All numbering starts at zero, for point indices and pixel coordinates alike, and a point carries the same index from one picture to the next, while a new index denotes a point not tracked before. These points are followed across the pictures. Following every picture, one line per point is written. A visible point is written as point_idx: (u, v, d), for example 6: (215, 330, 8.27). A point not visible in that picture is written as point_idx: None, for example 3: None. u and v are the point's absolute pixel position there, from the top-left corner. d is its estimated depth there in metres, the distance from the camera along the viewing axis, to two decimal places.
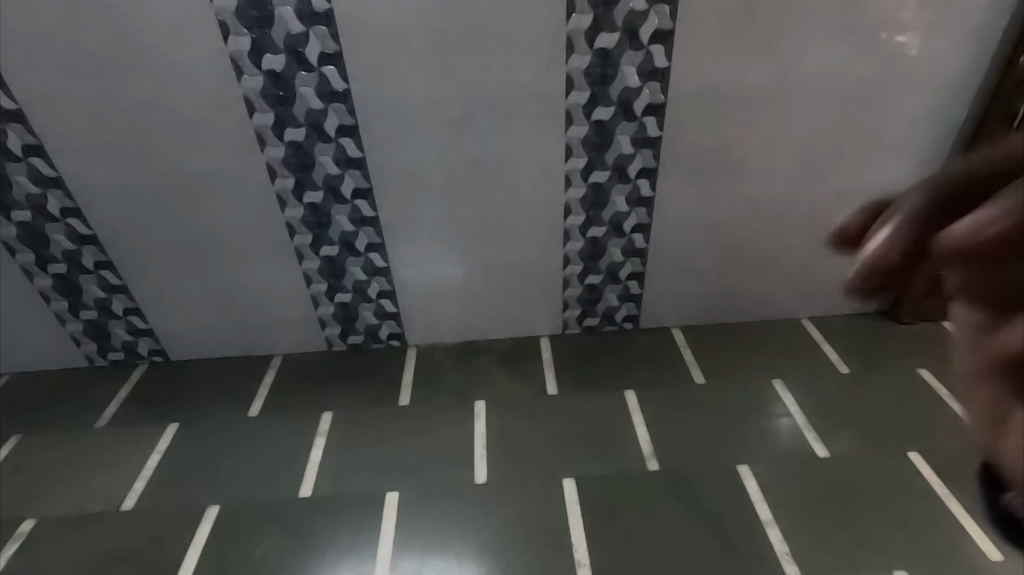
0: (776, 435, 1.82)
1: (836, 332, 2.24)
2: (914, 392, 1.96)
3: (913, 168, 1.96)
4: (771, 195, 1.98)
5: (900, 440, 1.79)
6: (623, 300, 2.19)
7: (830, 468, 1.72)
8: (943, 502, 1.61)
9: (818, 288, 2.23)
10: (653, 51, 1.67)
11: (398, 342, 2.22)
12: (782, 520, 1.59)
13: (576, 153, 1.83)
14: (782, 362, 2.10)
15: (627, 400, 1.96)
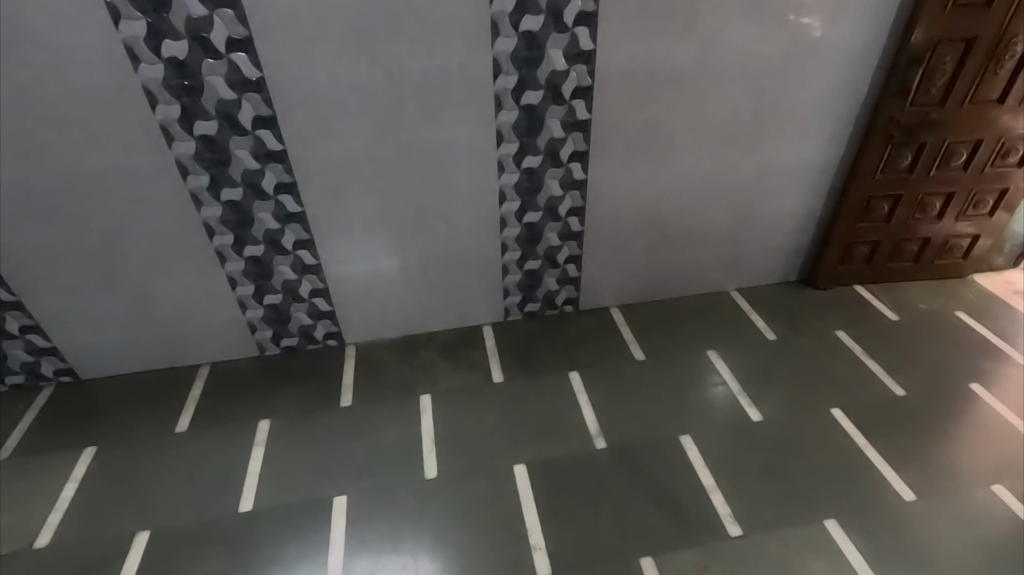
0: (713, 403, 1.90)
1: (765, 300, 2.34)
2: (836, 352, 2.07)
3: (828, 142, 2.04)
4: (698, 173, 2.02)
5: (827, 399, 1.90)
6: (562, 284, 2.20)
7: (763, 431, 1.80)
8: (865, 452, 1.73)
9: (745, 261, 2.31)
10: (579, 33, 1.65)
11: (335, 340, 2.16)
12: (723, 484, 1.65)
13: (507, 139, 1.80)
14: (716, 333, 2.18)
15: (571, 382, 1.99)
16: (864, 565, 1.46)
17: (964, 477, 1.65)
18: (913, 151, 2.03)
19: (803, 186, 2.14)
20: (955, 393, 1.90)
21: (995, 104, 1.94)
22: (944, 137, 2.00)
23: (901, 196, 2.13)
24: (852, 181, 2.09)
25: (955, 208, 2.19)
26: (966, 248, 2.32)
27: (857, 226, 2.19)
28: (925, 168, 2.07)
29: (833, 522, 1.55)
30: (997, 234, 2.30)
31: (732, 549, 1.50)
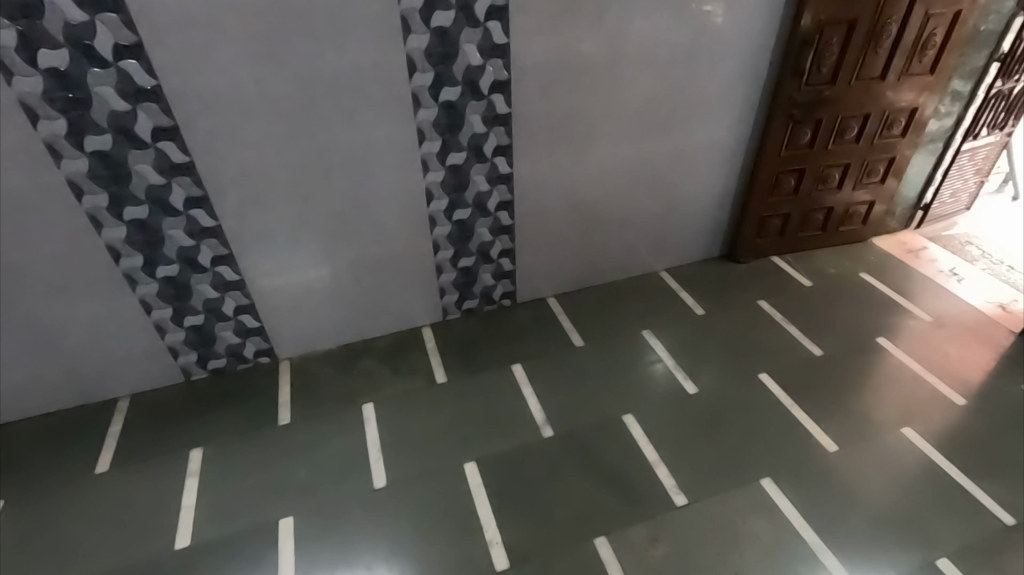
0: (651, 381, 1.97)
1: (692, 277, 2.44)
2: (759, 321, 2.20)
3: (736, 123, 2.15)
4: (619, 160, 2.07)
5: (754, 366, 2.01)
6: (498, 278, 2.21)
7: (700, 402, 1.89)
8: (791, 411, 1.85)
9: (671, 242, 2.41)
10: (491, 27, 1.65)
11: (268, 357, 2.06)
12: (667, 458, 1.72)
13: (429, 137, 1.78)
14: (650, 313, 2.26)
15: (514, 375, 2.00)
16: (798, 516, 1.56)
17: (878, 424, 1.80)
18: (812, 127, 2.17)
19: (717, 166, 2.25)
20: (865, 349, 2.07)
21: (878, 80, 2.10)
22: (838, 113, 2.15)
23: (805, 170, 2.28)
24: (760, 159, 2.21)
25: (852, 178, 2.37)
26: (864, 214, 2.52)
27: (769, 200, 2.33)
28: (823, 143, 2.22)
29: (768, 480, 1.65)
30: (890, 199, 2.51)
31: (679, 518, 1.56)
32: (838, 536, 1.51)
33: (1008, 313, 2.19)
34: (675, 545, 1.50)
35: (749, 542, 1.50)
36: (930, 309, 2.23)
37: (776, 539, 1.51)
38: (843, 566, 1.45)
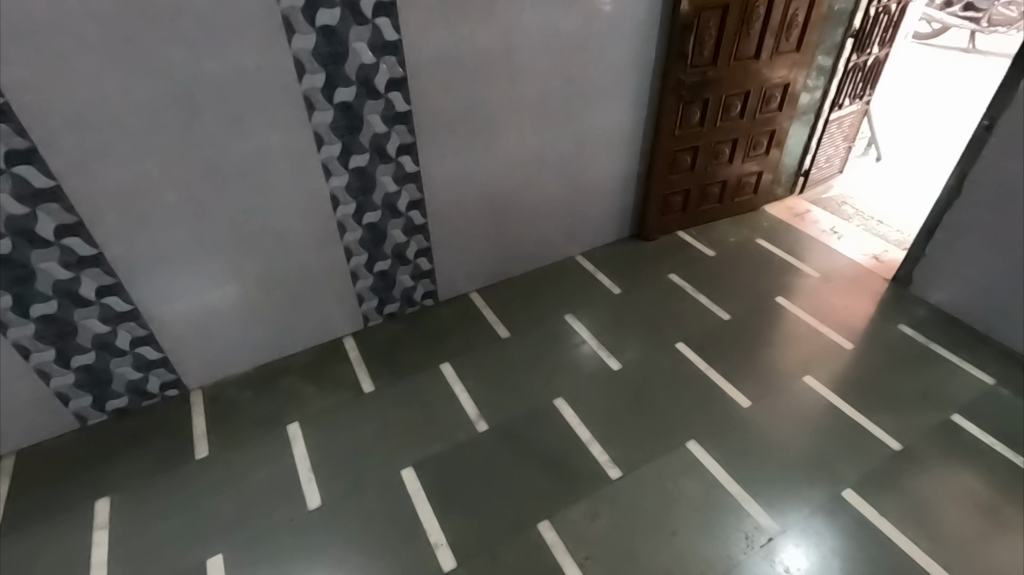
0: (578, 363, 2.02)
1: (606, 258, 2.53)
2: (671, 294, 2.32)
3: (630, 107, 2.25)
4: (525, 150, 2.10)
5: (671, 337, 2.12)
6: (417, 279, 2.18)
7: (624, 378, 1.97)
8: (707, 375, 1.97)
9: (583, 226, 2.48)
10: (380, 24, 1.60)
11: (176, 389, 1.92)
12: (599, 435, 1.78)
13: (328, 140, 1.72)
14: (570, 298, 2.31)
15: (444, 374, 1.99)
16: (722, 471, 1.66)
17: (783, 376, 1.95)
18: (700, 106, 2.29)
19: (618, 149, 2.33)
20: (766, 309, 2.23)
21: (753, 59, 2.26)
22: (722, 92, 2.29)
23: (698, 147, 2.42)
24: (657, 140, 2.32)
25: (740, 152, 2.55)
26: (754, 184, 2.71)
27: (668, 178, 2.45)
28: (712, 121, 2.36)
29: (694, 442, 1.75)
30: (775, 168, 2.72)
31: (616, 490, 1.62)
32: (758, 484, 1.63)
33: (882, 262, 2.45)
34: (615, 517, 1.56)
35: (681, 503, 1.59)
36: (818, 266, 2.44)
37: (705, 496, 1.60)
38: (765, 511, 1.56)
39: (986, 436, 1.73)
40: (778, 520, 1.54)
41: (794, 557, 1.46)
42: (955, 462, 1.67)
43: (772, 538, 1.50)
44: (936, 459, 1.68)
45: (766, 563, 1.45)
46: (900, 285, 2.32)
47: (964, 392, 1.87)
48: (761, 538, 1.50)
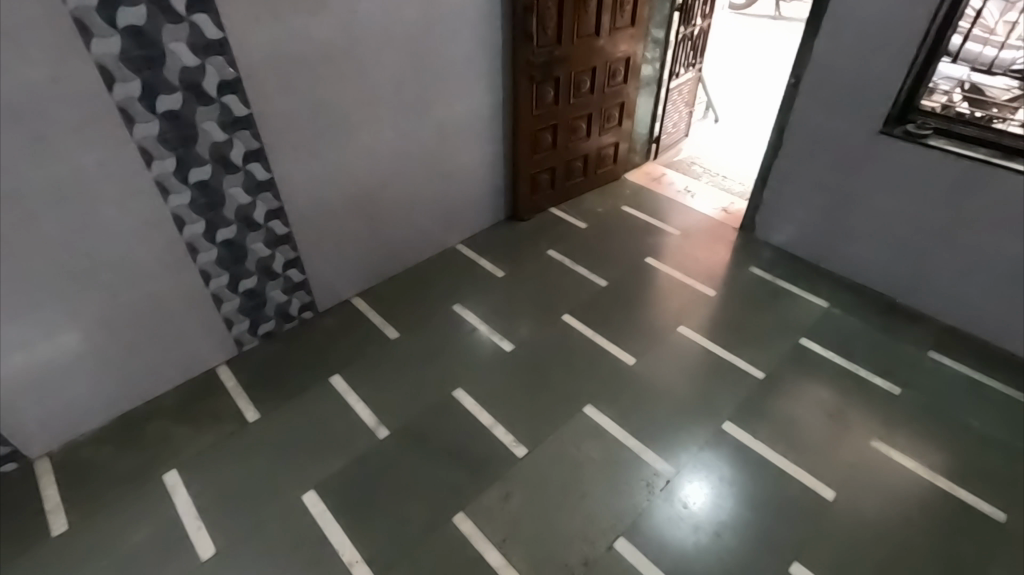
0: (472, 351, 2.03)
1: (486, 243, 2.55)
2: (552, 269, 2.40)
3: (485, 91, 2.26)
4: (385, 145, 2.04)
5: (557, 310, 2.20)
6: (290, 292, 2.05)
7: (519, 357, 2.01)
8: (595, 341, 2.06)
9: (459, 215, 2.47)
10: (198, 22, 1.45)
11: (15, 462, 1.64)
12: (501, 417, 1.80)
13: (158, 155, 1.54)
14: (456, 288, 2.31)
15: (335, 387, 1.90)
16: (619, 429, 1.76)
17: (660, 330, 2.10)
18: (552, 85, 2.36)
19: (480, 135, 2.35)
20: (638, 271, 2.38)
21: (594, 36, 2.36)
22: (571, 69, 2.37)
23: (556, 125, 2.50)
24: (517, 121, 2.36)
25: (596, 125, 2.67)
26: (613, 154, 2.87)
27: (533, 158, 2.51)
28: (565, 98, 2.45)
29: (590, 407, 1.83)
30: (629, 138, 2.89)
31: (524, 468, 1.66)
32: (651, 433, 1.75)
33: (730, 214, 2.71)
34: (526, 494, 1.60)
35: (586, 466, 1.66)
36: (678, 225, 2.65)
37: (606, 455, 1.69)
38: (661, 457, 1.68)
39: (827, 352, 2.00)
40: (673, 462, 1.67)
41: (690, 492, 1.59)
42: (807, 379, 1.90)
43: (670, 480, 1.62)
44: (792, 380, 1.91)
45: (667, 504, 1.57)
46: (747, 232, 2.58)
47: (807, 318, 2.14)
48: (660, 483, 1.62)
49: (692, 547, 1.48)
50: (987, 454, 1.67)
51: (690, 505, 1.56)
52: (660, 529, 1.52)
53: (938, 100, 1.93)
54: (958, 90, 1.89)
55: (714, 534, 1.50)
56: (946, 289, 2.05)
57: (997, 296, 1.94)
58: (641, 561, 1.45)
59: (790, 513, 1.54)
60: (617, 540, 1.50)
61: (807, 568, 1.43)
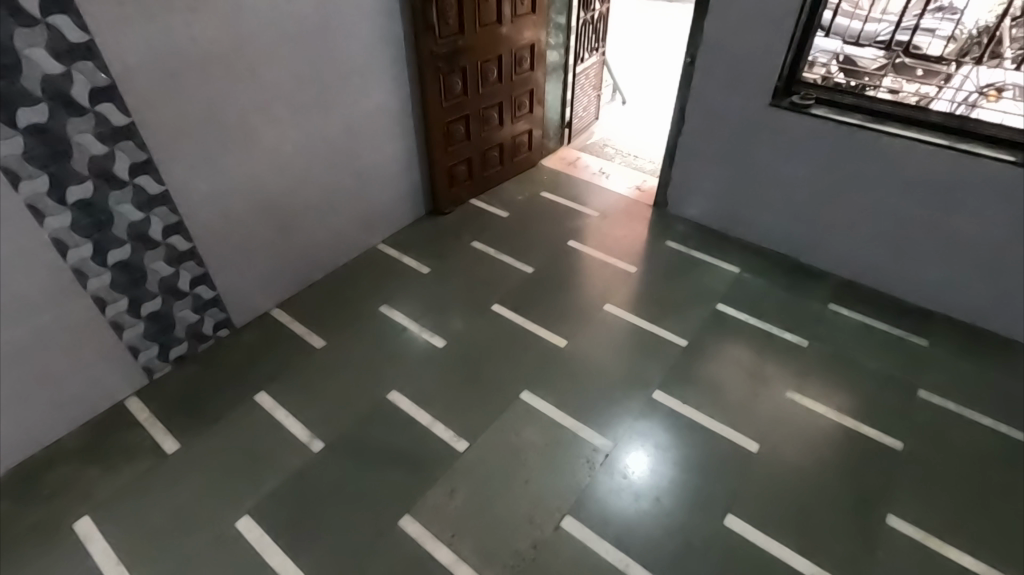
0: (404, 351, 1.99)
1: (408, 241, 2.50)
2: (478, 260, 2.39)
3: (391, 85, 2.20)
4: (290, 147, 1.94)
5: (486, 301, 2.20)
6: (202, 311, 1.92)
7: (452, 352, 1.99)
8: (526, 327, 2.09)
9: (377, 214, 2.41)
10: (57, 24, 1.31)
11: None
12: (439, 415, 1.79)
13: (27, 175, 1.38)
14: (381, 289, 2.25)
15: (261, 405, 1.81)
16: (556, 411, 1.79)
17: (588, 310, 2.16)
18: (459, 75, 2.34)
19: (391, 130, 2.29)
20: (562, 254, 2.43)
21: (496, 24, 2.35)
22: (476, 59, 2.36)
23: (468, 116, 2.48)
24: (427, 114, 2.32)
25: (508, 114, 2.68)
26: (528, 141, 2.89)
27: (448, 150, 2.49)
28: (474, 88, 2.43)
29: (526, 392, 1.85)
30: (542, 124, 2.93)
31: (467, 461, 1.66)
32: (587, 411, 1.79)
33: (643, 192, 2.81)
34: (472, 487, 1.60)
35: (527, 451, 1.68)
36: (596, 206, 2.72)
37: (546, 438, 1.72)
38: (598, 433, 1.73)
39: (742, 315, 2.13)
40: (610, 436, 1.72)
41: (629, 462, 1.65)
42: (726, 342, 2.02)
43: (609, 454, 1.68)
44: (713, 344, 2.01)
45: (608, 477, 1.62)
46: (661, 208, 2.69)
47: (721, 284, 2.26)
48: (600, 458, 1.67)
49: (635, 515, 1.54)
50: (884, 391, 1.84)
51: (630, 475, 1.62)
52: (604, 502, 1.56)
53: (818, 72, 2.09)
54: (834, 61, 2.05)
55: (654, 500, 1.57)
56: (839, 245, 2.23)
57: (881, 247, 2.13)
58: (589, 536, 1.49)
59: (721, 469, 1.64)
60: (564, 519, 1.53)
61: (740, 517, 1.53)
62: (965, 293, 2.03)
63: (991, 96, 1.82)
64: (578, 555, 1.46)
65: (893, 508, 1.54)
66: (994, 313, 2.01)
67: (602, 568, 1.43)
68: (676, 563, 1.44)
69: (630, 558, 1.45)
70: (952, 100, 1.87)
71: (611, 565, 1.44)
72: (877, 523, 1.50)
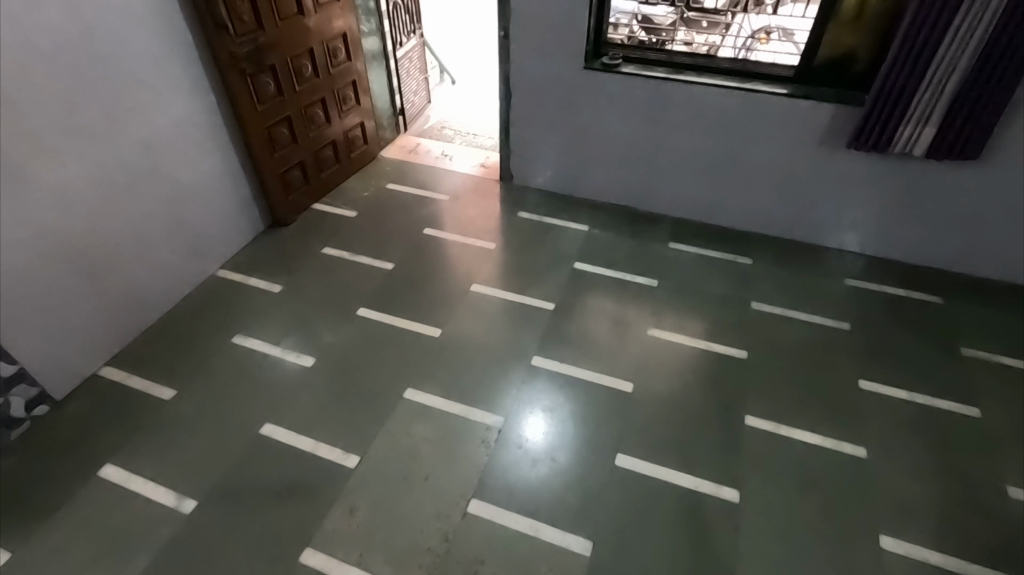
0: (269, 380, 1.84)
1: (250, 260, 2.30)
2: (333, 267, 2.27)
3: (189, 94, 1.97)
4: (78, 182, 1.66)
5: (351, 308, 2.10)
6: (3, 392, 1.61)
7: (323, 368, 1.88)
8: (397, 325, 2.03)
9: (207, 239, 2.18)
10: None
11: None
12: (322, 436, 1.69)
13: None
14: (230, 319, 2.05)
15: (110, 479, 1.58)
16: (443, 401, 1.78)
17: (456, 294, 2.15)
18: (270, 75, 2.16)
19: (202, 144, 2.06)
20: (420, 244, 2.38)
21: (299, 16, 2.19)
22: (285, 55, 2.19)
23: (290, 117, 2.31)
24: (242, 122, 2.12)
25: (334, 109, 2.54)
26: (362, 135, 2.78)
27: (276, 157, 2.31)
28: (290, 87, 2.26)
29: (410, 390, 1.81)
30: (373, 115, 2.82)
31: (361, 476, 1.60)
32: (473, 393, 1.80)
33: (488, 168, 2.84)
34: (371, 499, 1.55)
35: (422, 449, 1.66)
36: (445, 190, 2.70)
37: (438, 430, 1.70)
38: (488, 411, 1.75)
39: (598, 269, 2.26)
40: (500, 412, 1.75)
41: (521, 432, 1.70)
42: (589, 298, 2.14)
43: (502, 429, 1.71)
44: (578, 302, 2.12)
45: (505, 451, 1.65)
46: (507, 181, 2.75)
47: (575, 244, 2.38)
48: (494, 435, 1.69)
49: (536, 480, 1.59)
50: (726, 311, 2.07)
51: (525, 444, 1.67)
52: (505, 476, 1.59)
53: (623, 33, 2.25)
54: (634, 21, 2.21)
55: (551, 460, 1.63)
56: (667, 189, 2.45)
57: (701, 185, 2.38)
58: (497, 513, 1.52)
59: (604, 415, 1.74)
60: (470, 504, 1.54)
61: (628, 454, 1.64)
62: (772, 212, 2.34)
63: (763, 39, 2.07)
64: (490, 534, 1.48)
65: (749, 410, 1.75)
66: (796, 224, 2.34)
67: (515, 539, 1.47)
68: (581, 513, 1.52)
69: (538, 521, 1.50)
70: (733, 46, 2.12)
71: (523, 533, 1.48)
72: (739, 426, 1.71)
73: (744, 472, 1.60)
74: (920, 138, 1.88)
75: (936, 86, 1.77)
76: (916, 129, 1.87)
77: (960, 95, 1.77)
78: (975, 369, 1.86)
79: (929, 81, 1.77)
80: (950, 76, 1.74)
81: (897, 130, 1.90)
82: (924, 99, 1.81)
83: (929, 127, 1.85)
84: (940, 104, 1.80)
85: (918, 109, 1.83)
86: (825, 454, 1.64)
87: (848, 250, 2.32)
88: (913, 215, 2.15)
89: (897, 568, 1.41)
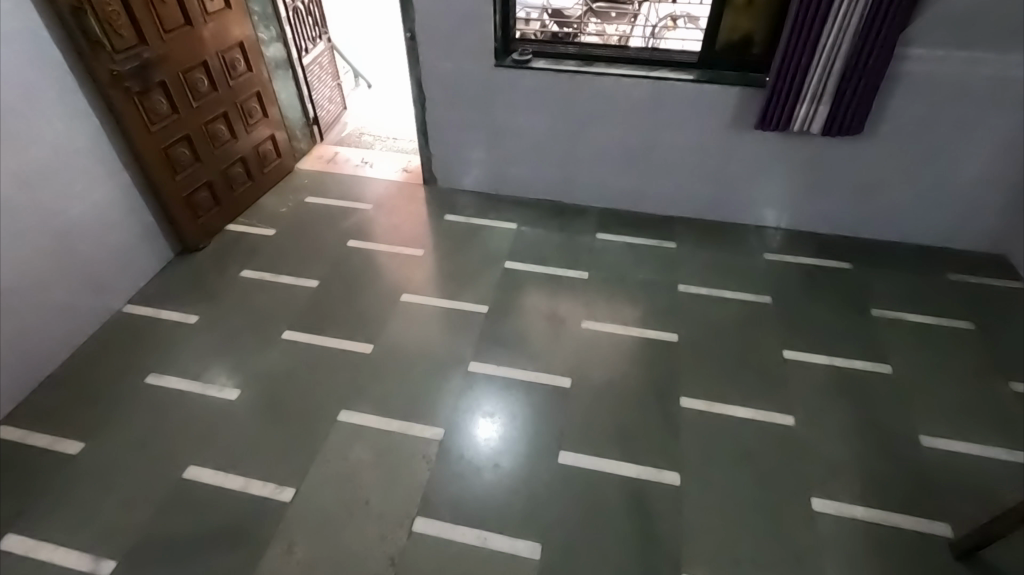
0: (190, 419, 1.73)
1: (160, 292, 2.15)
2: (252, 291, 2.15)
3: (67, 120, 1.80)
4: None
5: (275, 332, 1.99)
6: None
7: (248, 400, 1.78)
8: (327, 344, 1.95)
9: (108, 274, 2.02)
10: None
11: None
12: (252, 472, 1.60)
13: None
14: (141, 357, 1.91)
15: (13, 551, 1.45)
16: (379, 418, 1.72)
17: (386, 306, 2.09)
18: (161, 92, 2.02)
19: (91, 174, 1.90)
20: (346, 257, 2.30)
21: (187, 27, 2.05)
22: (176, 70, 2.04)
23: (189, 136, 2.16)
24: (134, 145, 1.97)
25: (238, 123, 2.40)
26: (274, 148, 2.65)
27: (177, 179, 2.16)
28: (185, 103, 2.12)
29: (344, 412, 1.74)
30: (284, 126, 2.69)
31: (297, 510, 1.52)
32: (412, 407, 1.75)
33: (411, 172, 2.78)
34: (310, 534, 1.47)
35: (361, 472, 1.60)
36: (368, 199, 2.61)
37: (377, 451, 1.65)
38: (427, 425, 1.71)
39: (529, 266, 2.25)
40: (440, 423, 1.71)
41: (463, 441, 1.67)
42: (521, 296, 2.12)
43: (443, 441, 1.67)
44: (511, 301, 2.11)
45: (448, 463, 1.62)
46: (432, 184, 2.69)
47: (504, 244, 2.36)
48: (435, 449, 1.65)
49: (481, 489, 1.56)
50: (654, 297, 2.11)
51: (469, 453, 1.64)
52: (450, 489, 1.56)
53: (534, 27, 2.25)
54: (545, 15, 2.22)
55: (495, 466, 1.61)
56: (590, 180, 2.47)
57: (622, 174, 2.42)
58: (443, 529, 1.48)
59: (545, 413, 1.74)
60: (415, 522, 1.49)
61: (571, 451, 1.64)
62: (692, 195, 2.41)
63: (670, 26, 2.12)
64: (437, 551, 1.44)
65: (684, 391, 1.79)
66: (716, 205, 2.41)
67: (464, 552, 1.44)
68: (529, 517, 1.51)
69: (487, 531, 1.48)
70: (642, 35, 2.15)
71: (471, 546, 1.45)
72: (675, 408, 1.74)
73: (683, 455, 1.63)
74: (816, 116, 1.97)
75: (825, 66, 1.86)
76: (812, 107, 1.96)
77: (847, 72, 1.86)
78: (886, 328, 1.98)
79: (818, 63, 1.86)
80: (837, 56, 1.83)
81: (795, 109, 1.98)
82: (816, 79, 1.89)
83: (823, 104, 1.94)
84: (830, 82, 1.89)
85: (812, 88, 1.92)
86: (758, 427, 1.69)
87: (765, 225, 2.42)
88: (820, 187, 2.26)
89: (830, 529, 1.48)
